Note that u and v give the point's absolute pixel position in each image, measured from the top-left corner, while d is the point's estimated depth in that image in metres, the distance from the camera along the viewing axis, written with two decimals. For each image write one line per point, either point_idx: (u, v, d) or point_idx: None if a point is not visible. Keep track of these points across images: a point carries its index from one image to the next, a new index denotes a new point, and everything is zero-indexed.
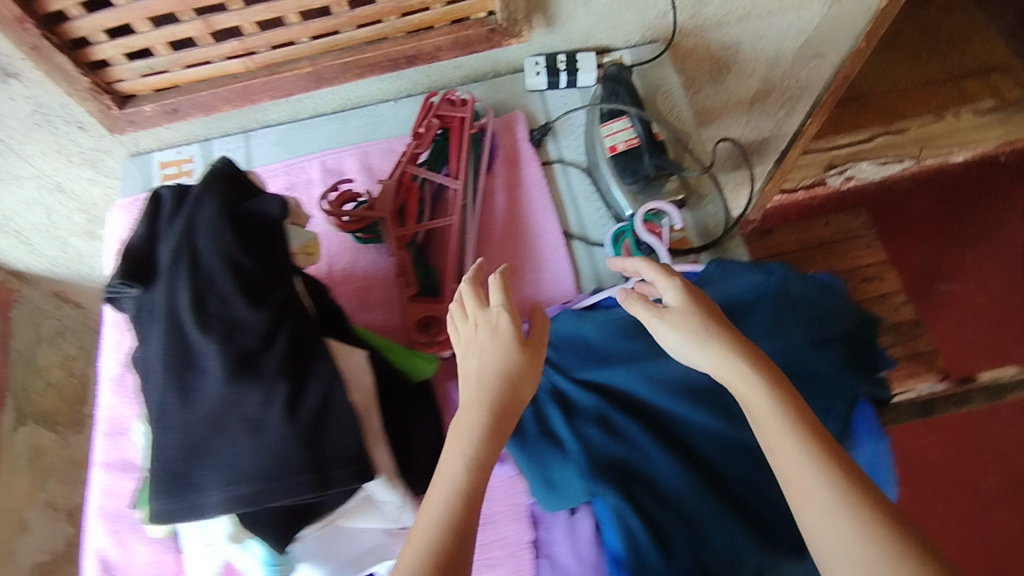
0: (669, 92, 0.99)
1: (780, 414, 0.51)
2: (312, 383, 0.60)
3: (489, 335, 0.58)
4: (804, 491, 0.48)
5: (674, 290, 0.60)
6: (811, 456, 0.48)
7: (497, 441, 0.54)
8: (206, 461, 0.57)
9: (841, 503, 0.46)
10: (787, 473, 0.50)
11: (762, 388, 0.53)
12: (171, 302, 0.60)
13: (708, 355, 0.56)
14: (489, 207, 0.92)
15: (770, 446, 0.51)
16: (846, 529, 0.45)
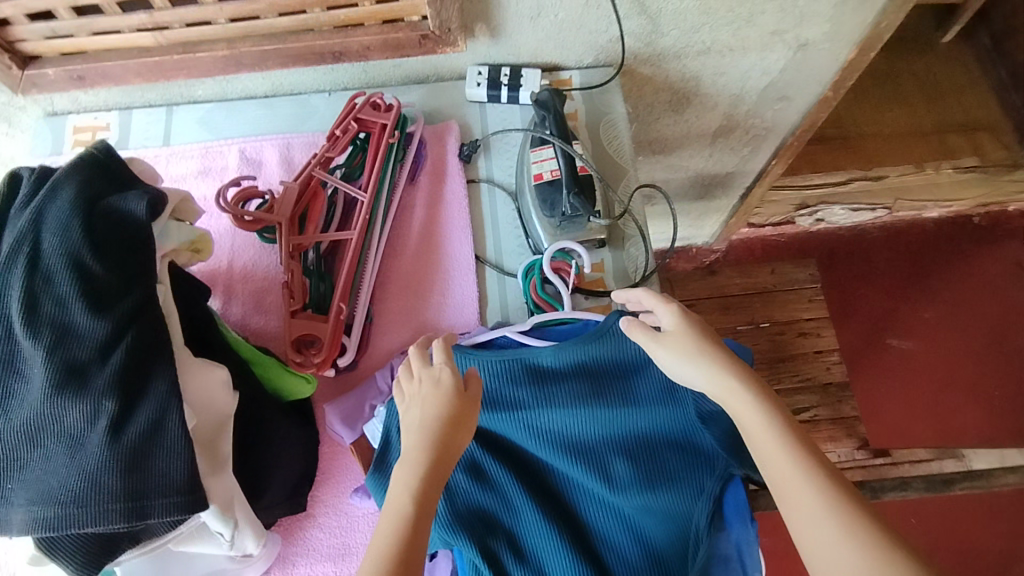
0: (613, 122, 0.95)
1: (773, 426, 0.54)
2: (145, 403, 0.57)
3: (433, 388, 0.57)
4: (798, 501, 0.51)
5: (672, 315, 0.63)
6: (800, 466, 0.52)
7: (446, 461, 0.54)
8: (18, 474, 0.54)
9: (830, 513, 0.49)
10: (779, 484, 0.52)
11: (753, 404, 0.56)
12: (3, 299, 0.55)
13: (704, 375, 0.60)
14: (404, 220, 0.88)
15: (763, 457, 0.54)
16: (839, 537, 0.48)
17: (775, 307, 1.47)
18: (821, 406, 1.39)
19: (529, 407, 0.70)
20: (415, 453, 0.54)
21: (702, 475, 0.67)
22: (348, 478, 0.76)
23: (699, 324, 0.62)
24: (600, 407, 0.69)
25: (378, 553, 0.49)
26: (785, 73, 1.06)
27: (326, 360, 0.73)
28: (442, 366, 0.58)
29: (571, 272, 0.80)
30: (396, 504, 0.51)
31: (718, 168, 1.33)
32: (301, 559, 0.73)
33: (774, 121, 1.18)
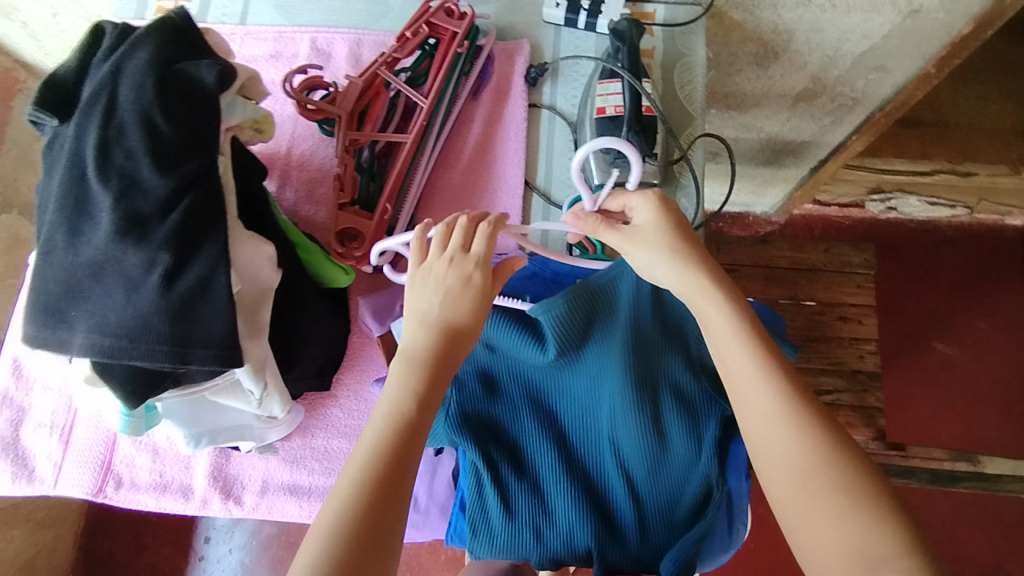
0: (690, 65, 0.91)
1: (737, 329, 0.53)
2: (197, 258, 0.60)
3: (459, 285, 0.54)
4: (753, 400, 0.51)
5: (647, 209, 0.60)
6: (759, 364, 0.51)
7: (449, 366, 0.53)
8: (81, 304, 0.58)
9: (783, 414, 0.50)
10: (736, 381, 0.53)
11: (721, 303, 0.55)
12: (80, 142, 0.59)
13: (672, 271, 0.57)
14: (461, 135, 0.89)
15: (724, 358, 0.54)
16: (786, 436, 0.49)
17: (819, 288, 1.43)
18: (845, 391, 1.36)
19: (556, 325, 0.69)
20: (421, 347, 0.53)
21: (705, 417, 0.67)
22: (372, 370, 0.80)
23: (673, 218, 0.59)
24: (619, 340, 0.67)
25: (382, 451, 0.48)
26: (888, 39, 0.99)
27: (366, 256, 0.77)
28: (474, 263, 0.55)
29: None
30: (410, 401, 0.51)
31: (794, 134, 1.29)
32: (319, 431, 0.78)
33: (864, 93, 1.11)
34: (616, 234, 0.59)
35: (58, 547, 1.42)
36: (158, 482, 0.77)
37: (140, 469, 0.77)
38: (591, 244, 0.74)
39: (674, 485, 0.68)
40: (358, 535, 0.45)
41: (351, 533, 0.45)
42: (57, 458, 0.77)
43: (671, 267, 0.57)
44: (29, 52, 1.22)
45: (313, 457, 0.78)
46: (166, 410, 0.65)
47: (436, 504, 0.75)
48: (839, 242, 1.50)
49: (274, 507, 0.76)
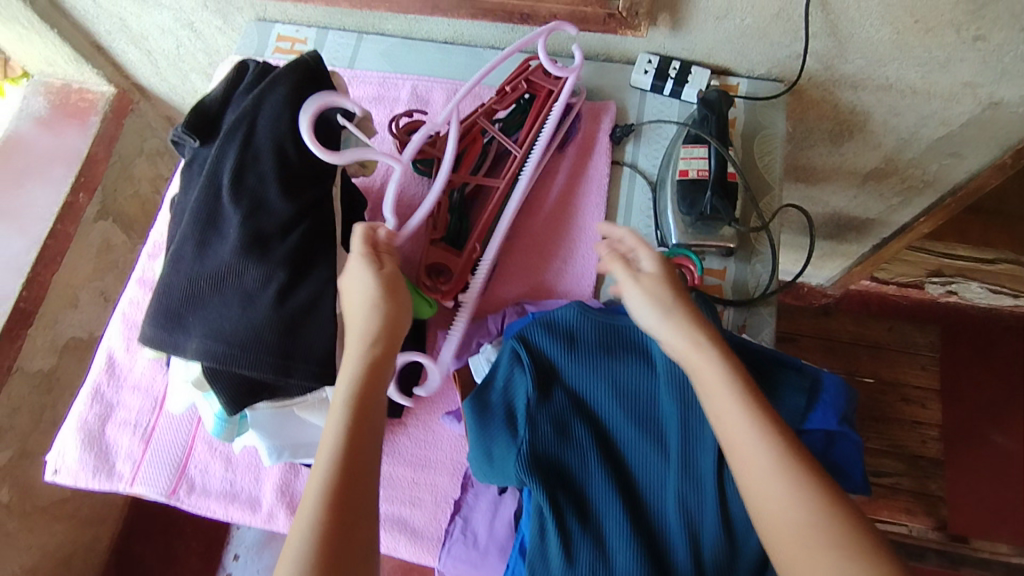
0: (770, 137, 0.95)
1: (732, 390, 0.58)
2: (308, 280, 0.64)
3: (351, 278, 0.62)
4: (749, 456, 0.55)
5: (651, 259, 0.68)
6: (753, 422, 0.55)
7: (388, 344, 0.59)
8: (198, 311, 0.62)
9: (778, 471, 0.53)
10: (731, 443, 0.56)
11: (711, 361, 0.60)
12: (219, 164, 0.64)
13: (665, 321, 0.64)
14: (545, 184, 0.93)
15: (719, 416, 0.58)
16: (784, 495, 0.52)
17: (881, 365, 1.40)
18: (905, 476, 1.30)
19: (625, 369, 0.75)
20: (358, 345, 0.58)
21: None
22: (441, 403, 0.82)
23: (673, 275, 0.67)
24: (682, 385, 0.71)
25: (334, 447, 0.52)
26: (965, 128, 1.01)
27: (451, 292, 0.81)
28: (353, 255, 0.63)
29: (693, 271, 0.83)
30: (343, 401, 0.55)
31: (859, 211, 1.31)
32: (386, 457, 0.80)
33: (936, 177, 1.15)
34: (624, 276, 0.68)
35: (95, 548, 1.44)
36: (229, 487, 0.79)
37: (213, 472, 0.79)
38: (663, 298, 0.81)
39: (734, 545, 0.67)
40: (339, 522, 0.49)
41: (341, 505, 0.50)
42: (137, 456, 0.80)
43: (658, 317, 0.64)
44: (147, 77, 1.34)
45: None
46: (254, 420, 0.68)
47: (494, 545, 0.75)
48: (902, 320, 1.47)
49: None
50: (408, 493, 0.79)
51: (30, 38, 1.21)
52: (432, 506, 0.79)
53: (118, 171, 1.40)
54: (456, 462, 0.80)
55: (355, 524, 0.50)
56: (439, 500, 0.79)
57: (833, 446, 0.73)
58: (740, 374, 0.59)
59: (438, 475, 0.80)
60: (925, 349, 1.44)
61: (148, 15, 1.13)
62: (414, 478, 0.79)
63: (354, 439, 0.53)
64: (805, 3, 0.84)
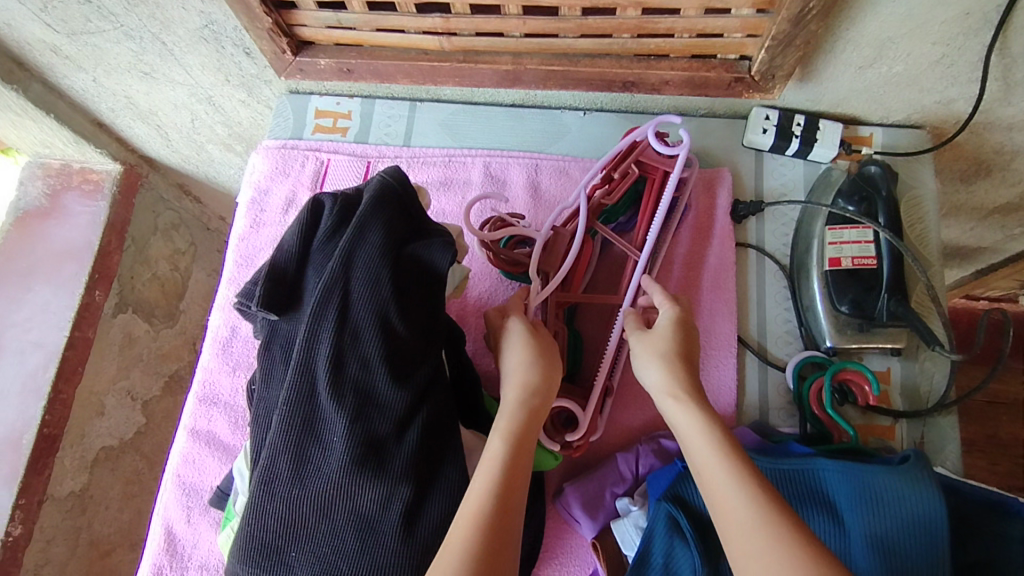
0: (919, 199, 0.80)
1: (715, 445, 0.50)
2: (436, 491, 0.51)
3: (507, 342, 0.60)
4: (729, 512, 0.45)
5: (665, 315, 0.63)
6: (733, 476, 0.47)
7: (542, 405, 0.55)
8: (304, 546, 0.49)
9: (762, 526, 0.43)
10: (714, 499, 0.47)
11: (696, 418, 0.53)
12: (309, 349, 0.50)
13: (656, 373, 0.58)
14: (661, 279, 0.78)
15: (701, 470, 0.50)
16: (766, 554, 0.42)
17: None
18: None
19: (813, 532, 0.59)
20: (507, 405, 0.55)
21: None
22: (577, 570, 0.68)
23: (687, 333, 0.61)
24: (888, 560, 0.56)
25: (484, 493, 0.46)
26: None
27: (583, 443, 0.65)
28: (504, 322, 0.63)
29: (868, 392, 0.68)
30: (500, 444, 0.51)
31: (972, 241, 1.17)
32: None
33: None
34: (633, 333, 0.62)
35: None
36: None
37: None
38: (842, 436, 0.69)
39: None
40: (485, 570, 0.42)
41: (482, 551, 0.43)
42: None
43: (657, 367, 0.58)
44: (155, 149, 1.19)
45: None
46: None
47: None
48: None
49: None
50: None
51: (25, 124, 1.07)
52: None
53: (133, 256, 1.24)
54: None
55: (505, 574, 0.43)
56: None
57: None
58: (720, 424, 0.53)
59: None
60: None
61: (157, 91, 0.99)
62: None
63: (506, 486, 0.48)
64: (979, 48, 0.69)
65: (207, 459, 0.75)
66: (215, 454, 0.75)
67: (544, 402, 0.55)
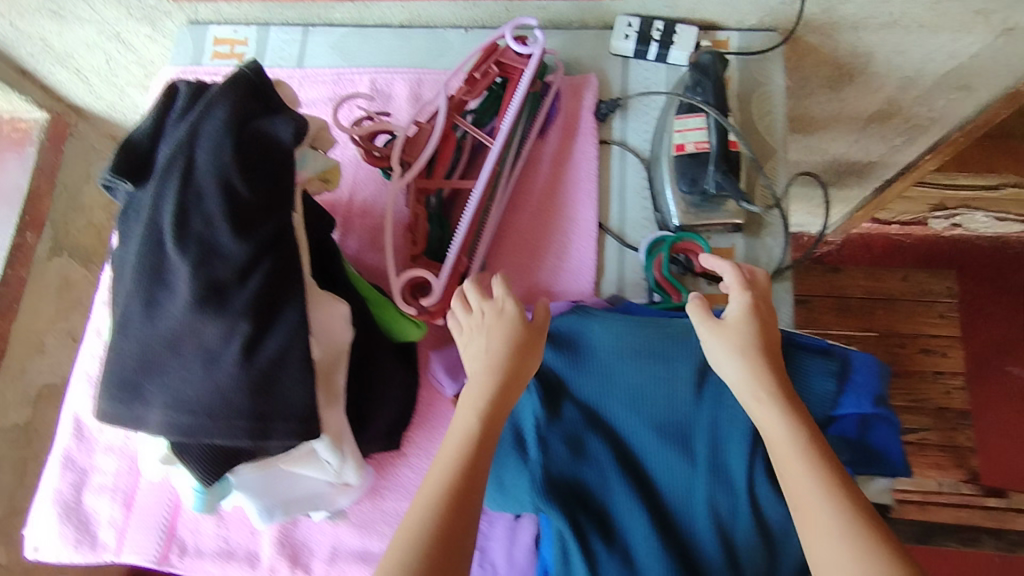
0: (768, 94, 0.86)
1: (802, 452, 0.53)
2: (276, 329, 0.57)
3: (496, 318, 0.62)
4: (814, 519, 0.50)
5: (739, 301, 0.62)
6: (821, 483, 0.51)
7: (512, 378, 0.59)
8: (157, 378, 0.56)
9: (846, 537, 0.48)
10: (799, 502, 0.52)
11: (780, 418, 0.55)
12: (157, 209, 0.57)
13: (737, 369, 0.59)
14: (530, 175, 0.85)
15: (785, 472, 0.53)
16: (851, 564, 0.47)
17: (899, 320, 1.35)
18: (932, 430, 1.28)
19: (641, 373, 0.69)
20: (478, 378, 0.59)
21: None
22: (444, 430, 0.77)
23: (759, 318, 0.62)
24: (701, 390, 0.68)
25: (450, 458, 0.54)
26: (977, 58, 0.93)
27: (442, 311, 0.73)
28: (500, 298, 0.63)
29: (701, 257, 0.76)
30: (471, 418, 0.56)
31: (861, 155, 1.24)
32: (391, 493, 0.76)
33: (943, 112, 1.07)
34: (706, 323, 0.62)
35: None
36: (222, 539, 0.75)
37: (201, 526, 0.75)
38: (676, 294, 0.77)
39: (770, 547, 0.65)
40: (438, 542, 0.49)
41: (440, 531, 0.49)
42: (119, 520, 0.76)
43: (739, 365, 0.59)
44: (81, 97, 1.23)
45: (383, 520, 0.75)
46: (239, 483, 0.62)
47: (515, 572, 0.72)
48: (919, 269, 1.42)
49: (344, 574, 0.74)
50: None
51: None
52: None
53: (66, 202, 1.29)
54: None
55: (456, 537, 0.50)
56: None
57: (869, 431, 0.68)
58: (809, 425, 0.55)
59: None
60: (943, 296, 1.39)
61: (65, 31, 1.03)
62: None
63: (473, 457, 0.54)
64: None
65: None
66: None
67: (509, 378, 0.59)
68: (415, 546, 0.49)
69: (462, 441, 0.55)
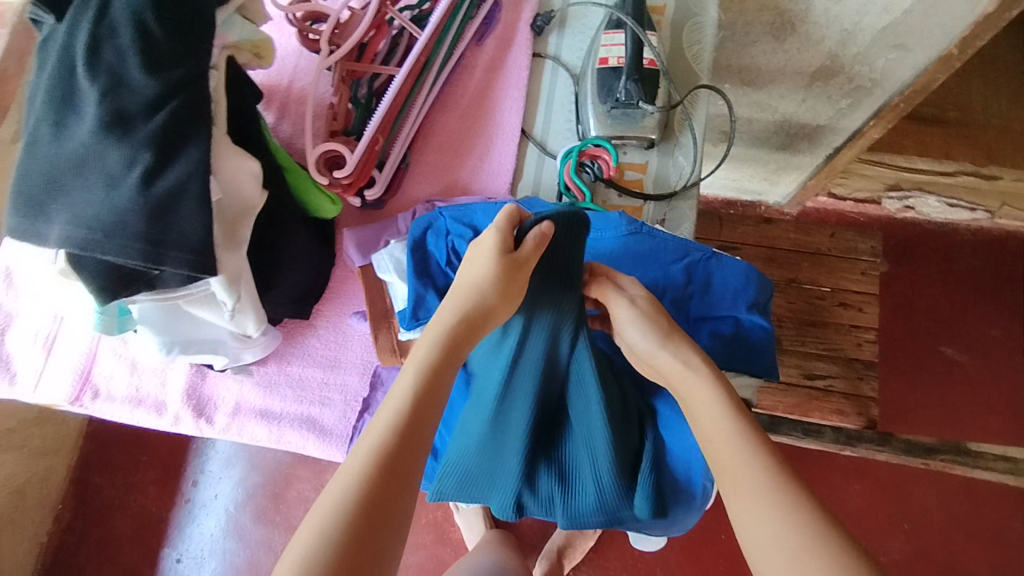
0: (700, 25, 0.90)
1: (732, 418, 0.54)
2: (178, 163, 0.60)
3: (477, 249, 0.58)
4: (743, 486, 0.50)
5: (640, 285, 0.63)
6: (746, 446, 0.52)
7: (454, 346, 0.55)
8: (60, 196, 0.59)
9: (774, 496, 0.49)
10: (728, 470, 0.52)
11: (712, 393, 0.56)
12: (72, 38, 0.60)
13: (662, 348, 0.59)
14: (463, 79, 0.88)
15: (713, 443, 0.54)
16: (777, 519, 0.47)
17: (820, 271, 1.34)
18: (838, 377, 1.26)
19: None
20: (426, 345, 0.55)
21: None
22: (351, 304, 0.82)
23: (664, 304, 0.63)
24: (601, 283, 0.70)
25: (391, 414, 0.50)
26: (909, 14, 0.94)
27: (355, 185, 0.76)
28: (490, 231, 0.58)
29: (609, 162, 0.79)
30: (410, 376, 0.53)
31: (808, 117, 1.25)
32: (295, 359, 0.80)
33: (883, 74, 1.07)
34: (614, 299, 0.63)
35: (51, 477, 1.47)
36: (134, 399, 0.78)
37: (117, 386, 0.78)
38: (579, 193, 0.80)
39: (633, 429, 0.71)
40: (370, 501, 0.46)
41: (370, 489, 0.47)
42: (38, 366, 0.78)
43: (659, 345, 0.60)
44: None
45: (287, 384, 0.79)
46: (139, 314, 0.65)
47: None
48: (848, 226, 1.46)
49: (244, 429, 0.78)
50: (317, 394, 0.79)
51: None
52: (341, 405, 0.78)
53: None
54: (368, 362, 0.80)
55: (391, 496, 0.47)
56: (348, 400, 0.79)
57: (743, 336, 0.72)
58: (737, 396, 0.56)
59: (349, 375, 0.80)
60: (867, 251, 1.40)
61: None
62: (324, 379, 0.79)
63: (414, 416, 0.51)
64: None
65: None
66: None
67: (456, 343, 0.55)
68: (349, 503, 0.46)
69: (403, 401, 0.51)
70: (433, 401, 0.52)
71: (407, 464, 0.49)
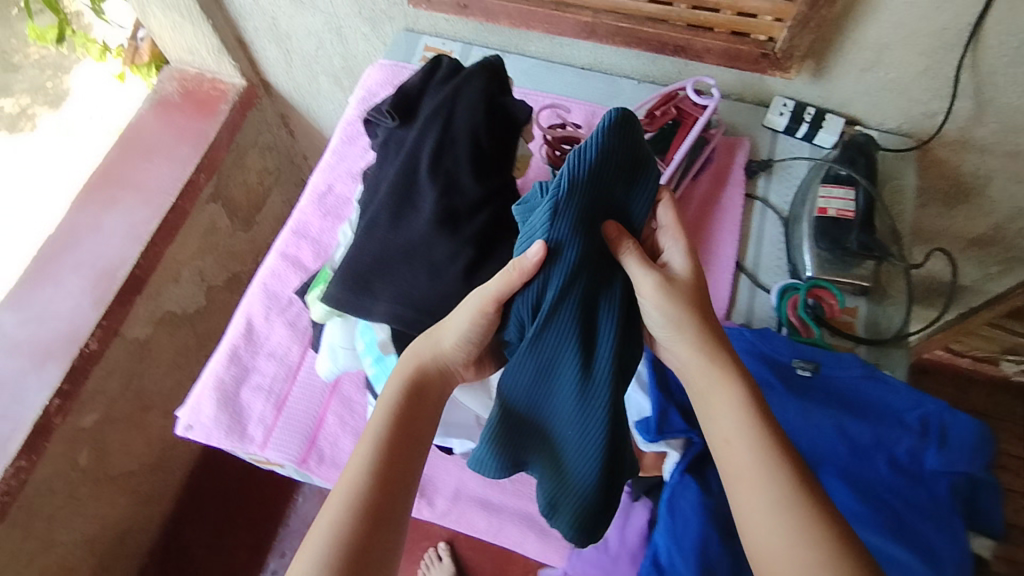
0: (900, 189, 0.97)
1: (747, 423, 0.59)
2: (492, 261, 0.68)
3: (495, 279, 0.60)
4: (755, 495, 0.57)
5: (680, 252, 0.64)
6: (758, 459, 0.58)
7: (417, 399, 0.62)
8: (387, 276, 0.66)
9: (784, 512, 0.55)
10: (738, 479, 0.58)
11: (731, 400, 0.61)
12: (419, 143, 0.69)
13: (686, 332, 0.62)
14: (682, 208, 0.96)
15: (727, 441, 0.60)
16: (793, 535, 0.54)
17: None
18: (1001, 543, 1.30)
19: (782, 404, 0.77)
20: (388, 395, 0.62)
21: (920, 493, 0.72)
22: None
23: (699, 281, 0.64)
24: (845, 412, 0.76)
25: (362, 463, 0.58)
26: None
27: None
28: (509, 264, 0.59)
29: (830, 304, 0.85)
30: (378, 426, 0.60)
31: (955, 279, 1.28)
32: None
33: None
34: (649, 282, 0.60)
35: (147, 528, 1.43)
36: None
37: (341, 450, 0.82)
38: (807, 330, 0.85)
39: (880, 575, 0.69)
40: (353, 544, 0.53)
41: (353, 531, 0.54)
42: (269, 421, 0.82)
43: (689, 332, 0.62)
44: (277, 77, 1.40)
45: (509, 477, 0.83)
46: None
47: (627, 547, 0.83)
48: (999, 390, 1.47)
49: (464, 514, 0.84)
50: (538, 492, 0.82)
51: (183, 28, 1.26)
52: None
53: (233, 159, 1.43)
54: None
55: (373, 537, 0.55)
56: None
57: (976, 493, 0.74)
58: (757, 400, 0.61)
59: None
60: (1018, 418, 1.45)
61: (298, 16, 1.19)
62: None
63: (386, 464, 0.58)
64: (955, 64, 0.87)
65: (291, 275, 0.90)
66: (299, 274, 0.91)
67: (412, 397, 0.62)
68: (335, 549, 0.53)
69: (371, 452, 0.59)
70: (401, 450, 0.60)
71: (385, 510, 0.56)
